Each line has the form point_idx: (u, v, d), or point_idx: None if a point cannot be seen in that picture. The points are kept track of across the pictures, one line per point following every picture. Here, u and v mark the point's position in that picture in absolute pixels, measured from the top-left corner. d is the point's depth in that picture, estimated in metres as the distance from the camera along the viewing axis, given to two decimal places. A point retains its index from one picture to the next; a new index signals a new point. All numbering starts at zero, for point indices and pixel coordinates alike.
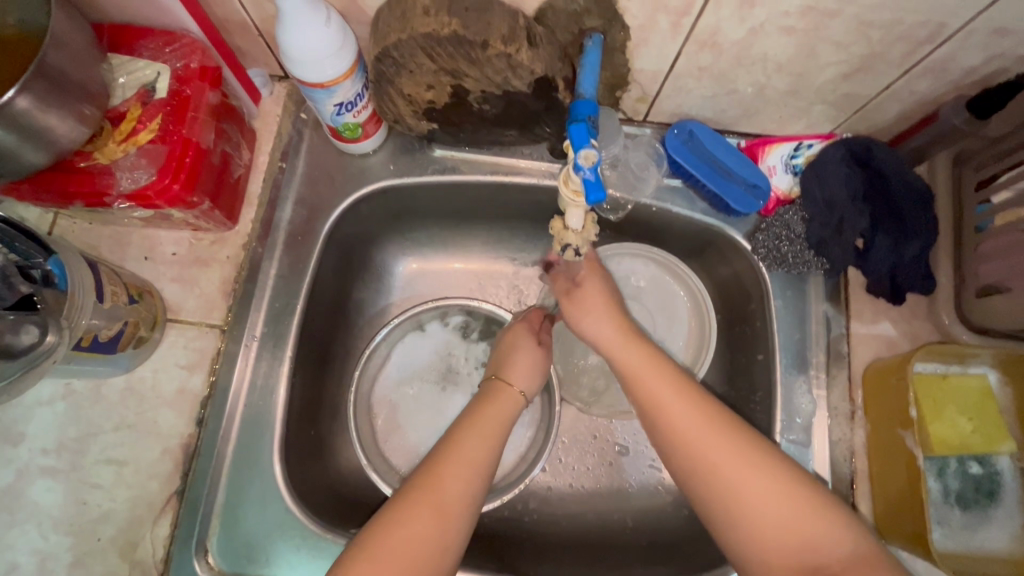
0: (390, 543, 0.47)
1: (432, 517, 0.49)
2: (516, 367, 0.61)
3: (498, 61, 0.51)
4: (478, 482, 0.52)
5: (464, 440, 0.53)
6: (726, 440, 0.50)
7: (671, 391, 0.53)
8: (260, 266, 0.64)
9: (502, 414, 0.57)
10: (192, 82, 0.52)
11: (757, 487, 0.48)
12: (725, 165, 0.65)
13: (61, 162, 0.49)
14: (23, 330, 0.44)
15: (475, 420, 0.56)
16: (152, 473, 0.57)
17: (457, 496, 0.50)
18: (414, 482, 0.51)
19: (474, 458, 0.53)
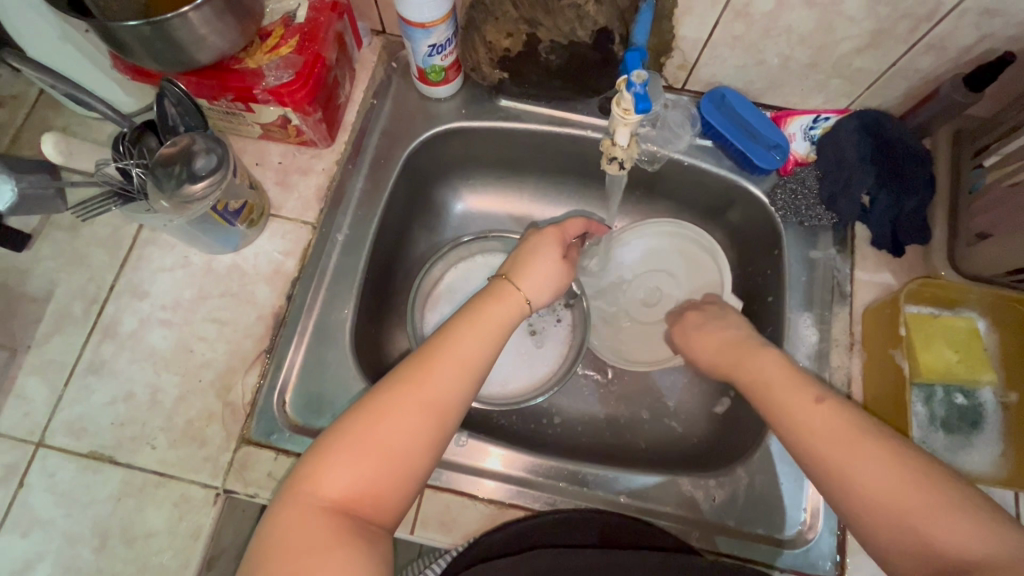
0: (373, 430, 0.50)
1: (412, 418, 0.52)
2: (528, 274, 0.64)
3: (569, 11, 0.65)
4: (464, 394, 0.55)
5: (447, 352, 0.56)
6: (867, 446, 0.50)
7: (806, 403, 0.55)
8: (349, 179, 0.76)
9: (502, 316, 0.60)
10: (324, 13, 0.65)
11: (899, 496, 0.48)
12: (751, 126, 0.76)
13: (221, 63, 0.62)
14: (201, 155, 0.56)
15: (464, 332, 0.57)
16: (248, 334, 0.69)
17: (442, 396, 0.53)
18: (399, 378, 0.54)
19: (463, 361, 0.56)
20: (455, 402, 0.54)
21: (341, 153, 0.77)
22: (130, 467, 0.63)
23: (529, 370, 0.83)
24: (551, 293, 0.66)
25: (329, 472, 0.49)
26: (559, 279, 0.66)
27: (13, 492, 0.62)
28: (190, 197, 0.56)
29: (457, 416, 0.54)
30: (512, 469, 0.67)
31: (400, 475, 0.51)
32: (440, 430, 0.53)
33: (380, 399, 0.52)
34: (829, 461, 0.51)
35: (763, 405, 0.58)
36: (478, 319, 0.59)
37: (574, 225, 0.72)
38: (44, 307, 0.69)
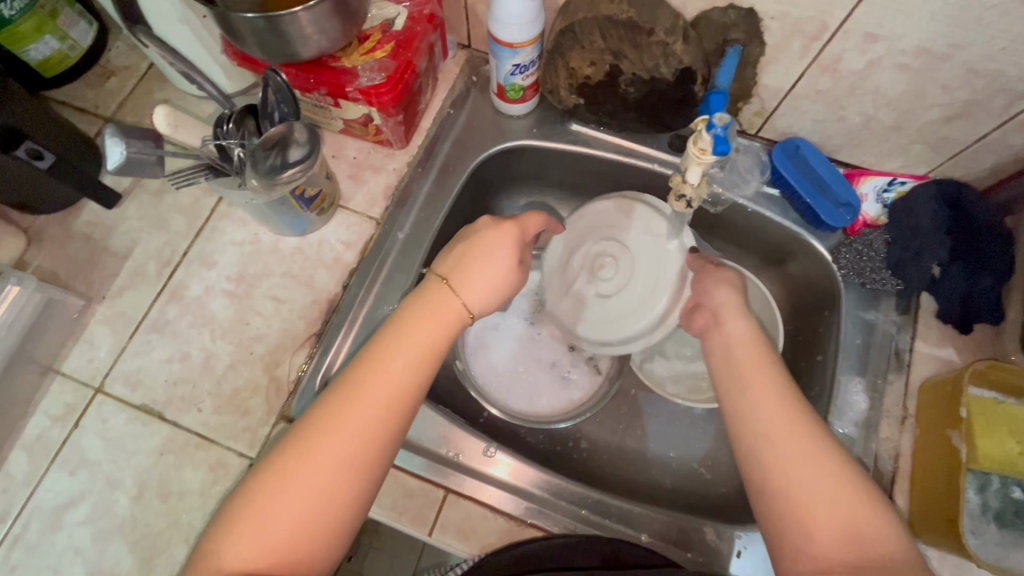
0: (282, 491, 0.48)
1: (326, 471, 0.49)
2: (470, 281, 0.58)
3: (656, 48, 0.66)
4: (387, 428, 0.52)
5: (363, 390, 0.52)
6: (805, 437, 0.52)
7: (755, 364, 0.58)
8: (417, 181, 0.79)
9: (428, 338, 0.55)
10: (421, 23, 0.68)
11: (798, 458, 0.51)
12: (824, 182, 0.75)
13: (320, 60, 0.65)
14: (294, 148, 0.59)
15: (385, 363, 0.53)
16: (302, 315, 0.71)
17: (356, 444, 0.50)
18: (306, 430, 0.51)
19: (380, 398, 0.52)
20: (375, 443, 0.51)
21: (413, 156, 0.80)
22: (175, 425, 0.66)
23: (563, 391, 0.83)
24: (498, 298, 0.60)
25: (237, 541, 0.47)
26: (505, 288, 0.60)
27: (68, 431, 0.66)
28: (277, 182, 0.60)
29: (381, 459, 0.51)
30: (532, 488, 0.67)
31: (322, 533, 0.48)
32: (363, 478, 0.50)
33: (293, 450, 0.50)
34: (767, 438, 0.53)
35: (716, 355, 0.61)
36: (399, 343, 0.54)
37: (534, 221, 0.65)
38: (122, 262, 0.74)
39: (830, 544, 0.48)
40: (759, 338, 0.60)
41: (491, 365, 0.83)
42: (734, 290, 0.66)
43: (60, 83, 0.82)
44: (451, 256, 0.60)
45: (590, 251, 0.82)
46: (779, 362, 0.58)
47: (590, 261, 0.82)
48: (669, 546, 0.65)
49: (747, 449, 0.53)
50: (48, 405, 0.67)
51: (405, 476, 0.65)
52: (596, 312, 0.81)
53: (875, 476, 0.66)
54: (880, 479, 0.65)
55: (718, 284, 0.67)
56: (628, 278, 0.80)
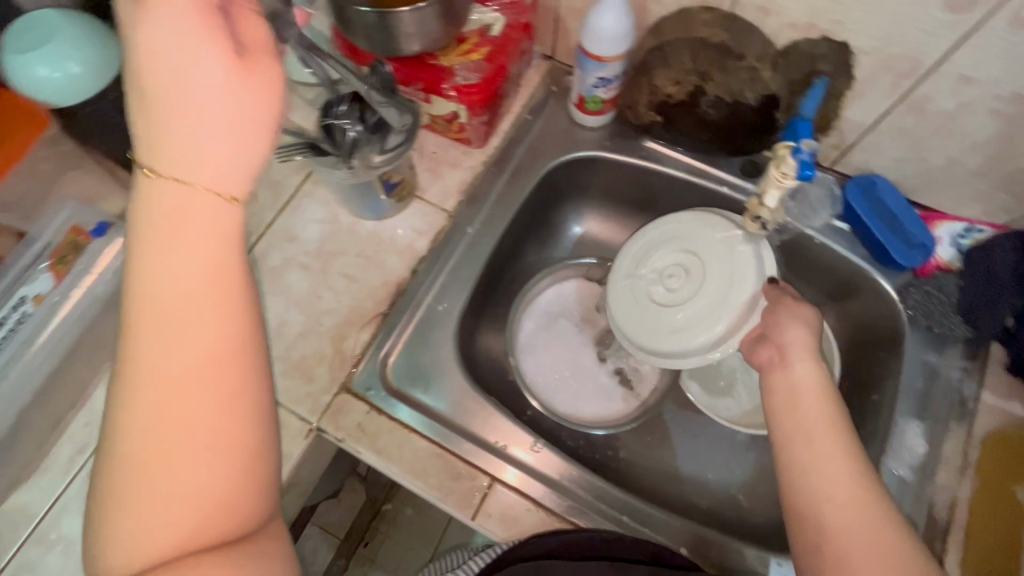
0: (131, 506, 0.40)
1: (168, 466, 0.40)
2: (191, 146, 0.37)
3: (744, 72, 0.70)
4: (191, 392, 0.40)
5: (144, 376, 0.39)
6: (874, 518, 0.49)
7: (827, 425, 0.54)
8: (490, 180, 0.82)
9: (200, 265, 0.39)
10: (517, 31, 0.72)
11: (867, 541, 0.48)
12: (898, 221, 0.74)
13: (421, 57, 0.70)
14: (390, 138, 0.66)
15: (151, 327, 0.39)
16: (370, 295, 0.75)
17: (167, 434, 0.39)
18: (109, 447, 0.40)
19: (166, 370, 0.39)
20: (196, 413, 0.40)
21: (489, 156, 0.83)
22: None
23: (606, 400, 0.85)
24: (245, 149, 0.38)
25: (118, 559, 0.40)
26: (223, 116, 0.37)
27: None
28: (371, 167, 0.65)
29: (218, 422, 0.41)
30: (572, 484, 0.68)
31: (218, 511, 0.41)
32: (211, 449, 0.41)
33: (114, 471, 0.40)
34: (829, 502, 0.50)
35: (778, 405, 0.57)
36: (161, 294, 0.39)
37: (251, 27, 0.39)
38: None
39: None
40: (827, 388, 0.57)
41: (541, 367, 0.85)
42: (810, 331, 0.61)
43: None
44: (146, 138, 0.37)
45: (660, 261, 0.77)
46: (847, 418, 0.55)
47: (657, 272, 0.77)
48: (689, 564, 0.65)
49: (802, 514, 0.51)
50: None
51: (455, 460, 0.67)
52: (652, 321, 0.74)
53: (929, 524, 0.64)
54: (934, 529, 0.63)
55: (792, 319, 0.62)
56: (694, 292, 0.73)
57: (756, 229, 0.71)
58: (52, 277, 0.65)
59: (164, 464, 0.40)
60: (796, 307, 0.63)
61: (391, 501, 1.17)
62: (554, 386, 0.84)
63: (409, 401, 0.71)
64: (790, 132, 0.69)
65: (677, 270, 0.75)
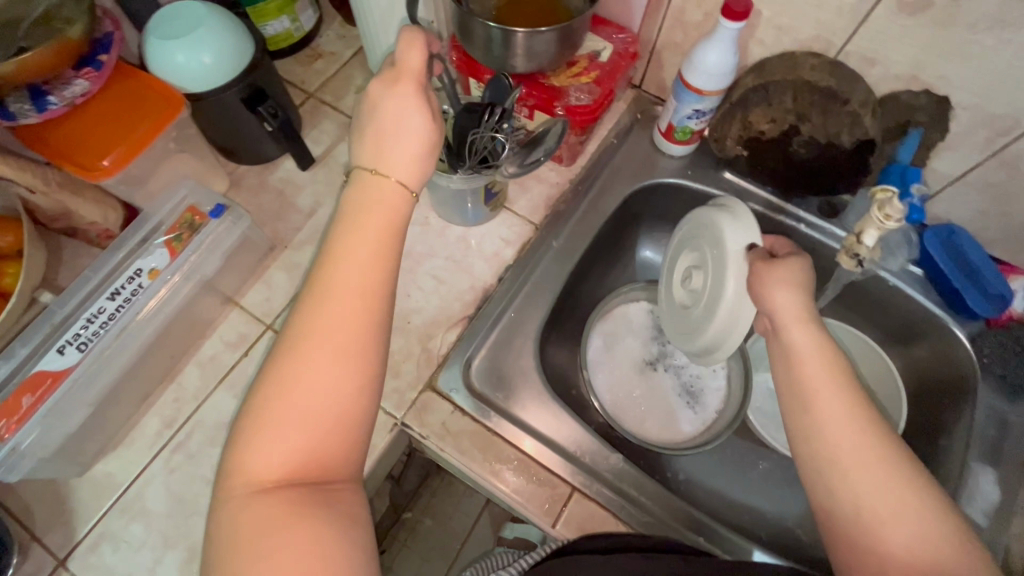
0: (276, 413, 0.43)
1: (320, 383, 0.44)
2: (396, 149, 0.50)
3: (845, 117, 0.72)
4: (345, 324, 0.45)
5: (316, 304, 0.45)
6: (890, 474, 0.49)
7: (834, 392, 0.53)
8: (575, 198, 0.85)
9: (370, 225, 0.48)
10: (623, 59, 0.76)
11: (883, 501, 0.49)
12: (976, 271, 0.76)
13: (535, 75, 0.73)
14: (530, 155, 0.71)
15: (333, 265, 0.46)
16: (458, 298, 0.77)
17: (320, 358, 0.44)
18: (275, 361, 0.45)
19: (332, 300, 0.45)
20: (352, 344, 0.45)
21: (576, 175, 0.86)
22: None
23: (670, 420, 0.85)
24: (427, 163, 0.52)
25: (253, 458, 0.43)
26: (418, 129, 0.51)
27: (237, 358, 0.73)
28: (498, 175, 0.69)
29: (363, 362, 0.45)
30: (639, 494, 0.69)
31: (340, 436, 0.44)
32: (349, 378, 0.44)
33: (270, 381, 0.44)
34: (836, 462, 0.51)
35: (784, 374, 0.57)
36: (343, 241, 0.47)
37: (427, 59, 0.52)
38: (306, 219, 0.82)
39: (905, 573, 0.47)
40: (827, 348, 0.56)
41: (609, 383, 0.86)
42: (798, 291, 0.59)
43: (276, 56, 0.93)
44: (368, 136, 0.51)
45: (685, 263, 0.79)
46: (852, 376, 0.55)
47: (684, 273, 0.79)
48: (686, 531, 0.67)
49: (818, 479, 0.52)
50: (224, 332, 0.74)
51: (534, 465, 0.68)
52: (682, 323, 0.77)
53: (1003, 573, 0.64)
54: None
55: (772, 287, 0.59)
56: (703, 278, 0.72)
57: (850, 262, 0.72)
58: (166, 253, 0.68)
59: (309, 379, 0.44)
60: (783, 269, 0.59)
61: (412, 510, 1.14)
62: (617, 402, 0.85)
63: (492, 404, 0.72)
64: (897, 177, 0.74)
65: (695, 267, 0.75)
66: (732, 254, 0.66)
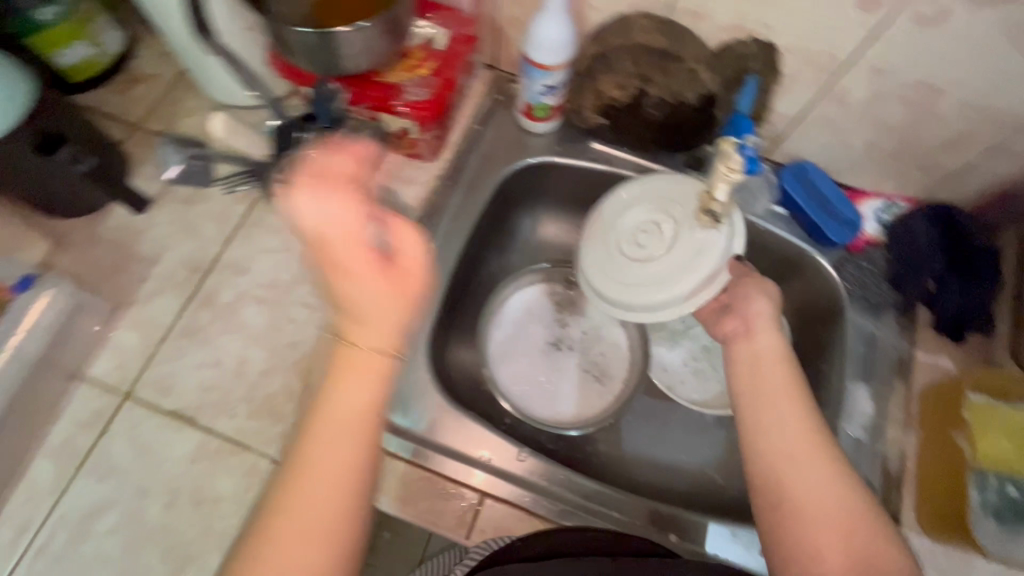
0: (280, 559, 0.44)
1: (318, 531, 0.45)
2: (361, 318, 0.50)
3: (684, 74, 0.73)
4: (335, 474, 0.46)
5: (307, 458, 0.46)
6: (835, 472, 0.52)
7: (789, 396, 0.56)
8: (445, 194, 0.81)
9: (353, 403, 0.48)
10: (460, 44, 0.72)
11: (826, 495, 0.50)
12: (830, 203, 0.80)
13: (365, 74, 0.68)
14: None
15: (337, 423, 0.48)
16: (336, 322, 0.72)
17: (314, 505, 0.46)
18: (277, 497, 0.46)
19: (316, 454, 0.47)
20: (339, 485, 0.46)
21: (442, 170, 0.82)
22: (208, 431, 0.66)
23: (579, 400, 0.86)
24: (391, 319, 0.51)
25: None
26: (374, 271, 0.51)
27: (95, 437, 0.65)
28: (336, 195, 0.61)
29: (355, 503, 0.47)
30: (551, 484, 0.69)
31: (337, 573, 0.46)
32: (344, 517, 0.46)
33: (266, 530, 0.45)
34: (790, 459, 0.52)
35: (742, 375, 0.59)
36: (335, 399, 0.48)
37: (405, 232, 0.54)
38: (152, 268, 0.73)
39: (838, 568, 0.48)
40: (789, 356, 0.59)
41: (516, 375, 0.86)
42: (770, 301, 0.63)
43: (84, 88, 0.82)
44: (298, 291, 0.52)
45: (636, 219, 0.75)
46: (805, 385, 0.57)
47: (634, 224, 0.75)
48: (645, 525, 0.68)
49: (765, 474, 0.53)
50: (75, 412, 0.66)
51: (440, 480, 0.66)
52: (609, 264, 0.76)
53: (884, 479, 0.70)
54: (889, 484, 0.69)
55: (754, 291, 0.64)
56: (663, 251, 0.72)
57: (705, 221, 0.68)
58: None
59: (304, 526, 0.45)
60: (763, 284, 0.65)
61: None
62: (525, 392, 0.85)
63: (390, 427, 0.69)
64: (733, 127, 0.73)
65: (652, 230, 0.74)
66: (725, 251, 0.67)
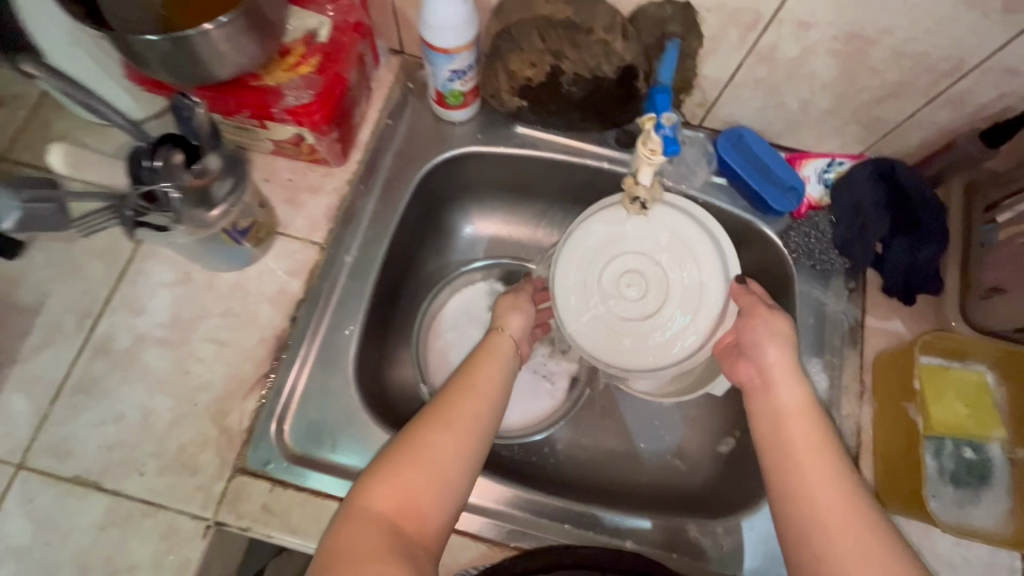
0: (414, 452, 0.53)
1: (449, 439, 0.54)
2: (512, 313, 0.71)
3: (597, 47, 0.66)
4: (484, 401, 0.59)
5: (474, 381, 0.61)
6: (870, 534, 0.49)
7: (811, 448, 0.55)
8: (359, 200, 0.74)
9: (490, 377, 0.62)
10: (347, 33, 0.64)
11: (866, 561, 0.47)
12: (769, 168, 0.75)
13: (239, 79, 0.60)
14: (222, 185, 0.54)
15: (482, 365, 0.63)
16: (249, 356, 0.66)
17: (463, 422, 0.57)
18: (425, 411, 0.57)
19: (485, 390, 0.60)
20: (481, 419, 0.57)
21: (353, 173, 0.75)
22: (116, 494, 0.60)
23: (528, 404, 0.82)
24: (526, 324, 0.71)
25: (382, 486, 0.51)
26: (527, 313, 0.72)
27: None
28: (208, 223, 0.55)
29: (484, 436, 0.57)
30: (496, 504, 0.65)
31: (441, 485, 0.52)
32: (478, 444, 0.56)
33: (414, 431, 0.55)
34: (819, 521, 0.50)
35: (766, 432, 0.58)
36: (494, 358, 0.64)
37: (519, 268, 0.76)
38: (33, 319, 0.66)
39: None
40: (813, 409, 0.57)
41: None
42: (786, 347, 0.61)
43: None
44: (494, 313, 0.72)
45: (618, 272, 0.75)
46: (834, 439, 0.55)
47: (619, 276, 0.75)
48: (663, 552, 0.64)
49: (801, 538, 0.51)
50: None
51: None
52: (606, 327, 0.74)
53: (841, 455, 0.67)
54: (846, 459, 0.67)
55: (768, 337, 0.62)
56: (663, 294, 0.74)
57: (635, 208, 0.73)
58: None
59: (441, 430, 0.55)
60: (778, 322, 0.63)
61: None
62: None
63: (321, 465, 0.64)
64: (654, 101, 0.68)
65: (639, 278, 0.74)
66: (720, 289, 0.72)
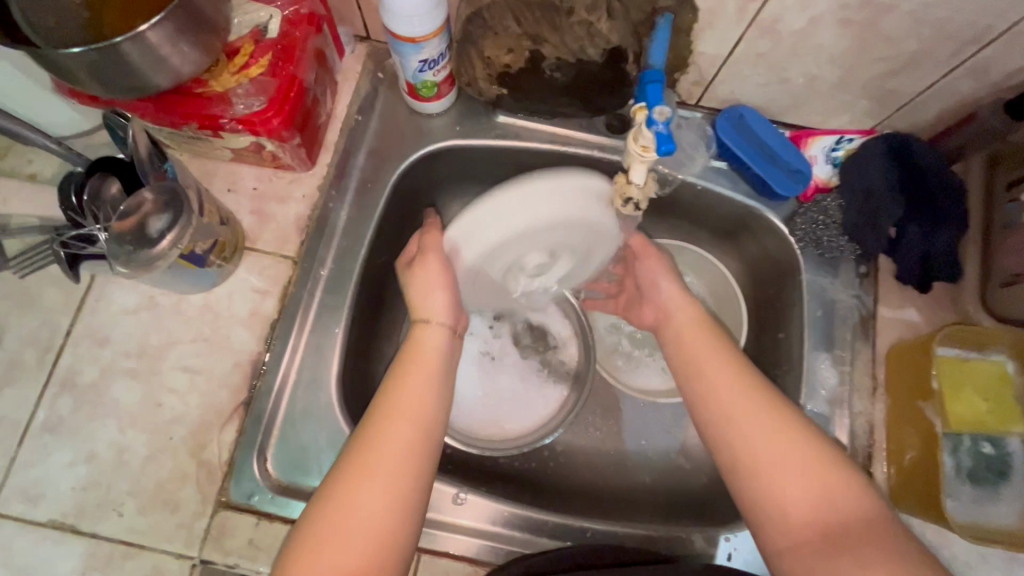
0: (340, 518, 0.47)
1: (379, 494, 0.48)
2: (432, 295, 0.59)
3: (579, 28, 0.59)
4: (415, 431, 0.52)
5: (396, 409, 0.52)
6: (804, 454, 0.51)
7: (740, 399, 0.55)
8: (331, 207, 0.69)
9: (421, 396, 0.54)
10: (301, 26, 0.58)
11: (810, 497, 0.49)
12: (772, 150, 0.69)
13: (181, 87, 0.55)
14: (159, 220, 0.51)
15: (403, 381, 0.54)
16: (224, 383, 0.62)
17: (391, 463, 0.49)
18: (346, 458, 0.50)
19: (410, 414, 0.52)
20: (417, 453, 0.51)
21: (323, 178, 0.69)
22: (94, 537, 0.57)
23: (524, 410, 0.78)
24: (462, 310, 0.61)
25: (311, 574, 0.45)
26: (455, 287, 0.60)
27: None
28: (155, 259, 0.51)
29: (422, 470, 0.50)
30: (496, 526, 0.62)
31: (381, 546, 0.47)
32: (414, 481, 0.50)
33: (337, 488, 0.48)
34: (758, 464, 0.52)
35: (696, 398, 0.58)
36: (416, 367, 0.55)
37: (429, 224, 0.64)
38: None
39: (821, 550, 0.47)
40: (713, 335, 0.62)
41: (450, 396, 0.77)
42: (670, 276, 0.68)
43: None
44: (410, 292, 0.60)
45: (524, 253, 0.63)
46: (741, 364, 0.59)
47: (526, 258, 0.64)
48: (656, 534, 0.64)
49: (745, 491, 0.52)
50: None
51: None
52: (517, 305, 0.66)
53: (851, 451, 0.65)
54: (858, 457, 0.65)
55: (656, 271, 0.69)
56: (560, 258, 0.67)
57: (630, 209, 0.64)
58: None
59: (366, 479, 0.48)
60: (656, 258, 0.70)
61: None
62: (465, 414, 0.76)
63: (308, 494, 0.61)
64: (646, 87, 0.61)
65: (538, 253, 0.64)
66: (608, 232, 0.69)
